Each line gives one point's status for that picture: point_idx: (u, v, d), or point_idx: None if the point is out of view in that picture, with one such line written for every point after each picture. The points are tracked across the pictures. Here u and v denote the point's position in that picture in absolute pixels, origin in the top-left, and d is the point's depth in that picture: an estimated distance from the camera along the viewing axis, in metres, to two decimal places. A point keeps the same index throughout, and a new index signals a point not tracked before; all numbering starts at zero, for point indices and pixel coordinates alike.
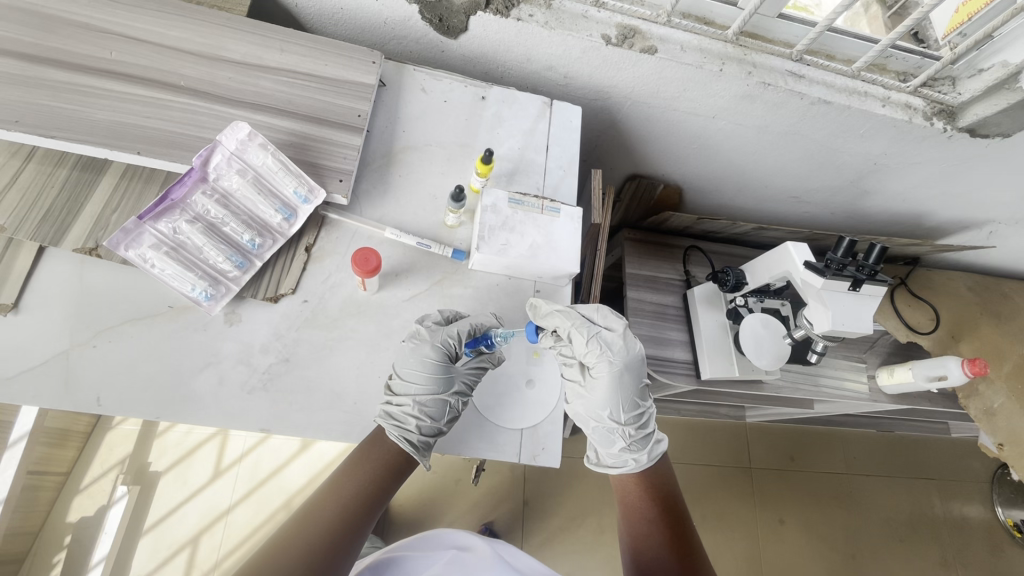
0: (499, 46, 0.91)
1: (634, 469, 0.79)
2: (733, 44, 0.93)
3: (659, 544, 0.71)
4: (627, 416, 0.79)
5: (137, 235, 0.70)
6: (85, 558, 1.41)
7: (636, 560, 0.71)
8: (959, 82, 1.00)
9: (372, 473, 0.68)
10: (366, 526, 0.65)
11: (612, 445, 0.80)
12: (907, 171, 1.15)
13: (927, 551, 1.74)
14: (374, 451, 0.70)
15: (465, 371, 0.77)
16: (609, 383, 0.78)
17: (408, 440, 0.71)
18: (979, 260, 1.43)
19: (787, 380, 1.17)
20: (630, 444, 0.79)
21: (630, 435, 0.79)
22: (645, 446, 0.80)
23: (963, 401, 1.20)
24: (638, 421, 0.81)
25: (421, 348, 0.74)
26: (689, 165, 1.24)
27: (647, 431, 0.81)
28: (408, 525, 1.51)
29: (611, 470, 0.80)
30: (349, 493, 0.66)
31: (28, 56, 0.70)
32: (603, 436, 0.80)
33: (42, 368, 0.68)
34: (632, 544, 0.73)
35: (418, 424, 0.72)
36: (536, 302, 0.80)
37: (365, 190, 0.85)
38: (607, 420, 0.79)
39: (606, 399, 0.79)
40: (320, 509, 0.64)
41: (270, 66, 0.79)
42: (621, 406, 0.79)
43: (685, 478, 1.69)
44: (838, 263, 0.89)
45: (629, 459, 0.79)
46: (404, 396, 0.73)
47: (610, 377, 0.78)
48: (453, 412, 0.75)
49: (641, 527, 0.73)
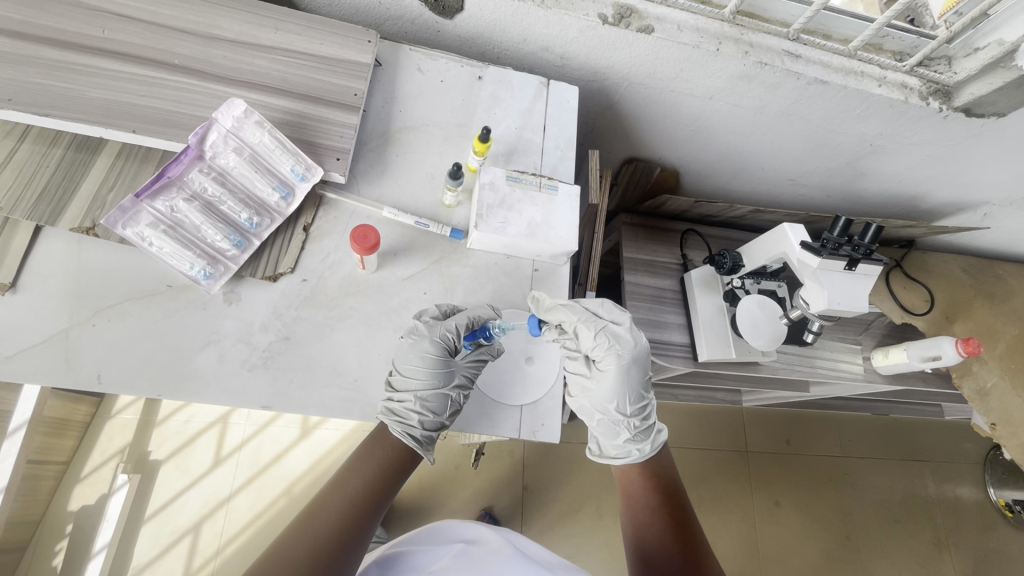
0: (494, 26, 0.91)
1: (637, 459, 0.79)
2: (729, 23, 0.93)
3: (661, 533, 0.71)
4: (633, 409, 0.80)
5: (135, 214, 0.70)
6: (86, 546, 1.42)
7: (641, 548, 0.71)
8: (955, 61, 1.00)
9: (376, 469, 0.69)
10: (374, 522, 0.66)
11: (616, 436, 0.80)
12: (903, 151, 1.16)
13: (920, 532, 1.77)
14: (378, 448, 0.72)
15: (465, 365, 0.78)
16: (615, 378, 0.78)
17: (411, 435, 0.73)
18: (973, 242, 1.44)
19: (784, 361, 1.18)
20: (635, 435, 0.80)
21: (635, 427, 0.80)
22: (647, 438, 0.80)
23: (957, 381, 1.21)
24: (642, 412, 0.81)
25: (420, 344, 0.74)
26: (686, 147, 1.24)
27: (649, 423, 0.81)
28: (409, 508, 1.53)
29: (614, 462, 0.80)
30: (354, 489, 0.66)
31: (18, 34, 0.69)
32: (608, 428, 0.81)
33: (41, 347, 0.68)
34: (635, 534, 0.73)
35: (421, 420, 0.73)
36: (545, 298, 0.78)
37: (363, 170, 0.85)
38: (613, 412, 0.80)
39: (613, 392, 0.79)
40: (327, 506, 0.64)
41: (264, 45, 0.78)
42: (627, 398, 0.79)
43: (685, 463, 1.71)
44: (834, 243, 0.90)
45: (632, 450, 0.80)
46: (405, 391, 0.74)
47: (617, 370, 0.78)
48: (455, 406, 0.75)
49: (643, 516, 0.74)
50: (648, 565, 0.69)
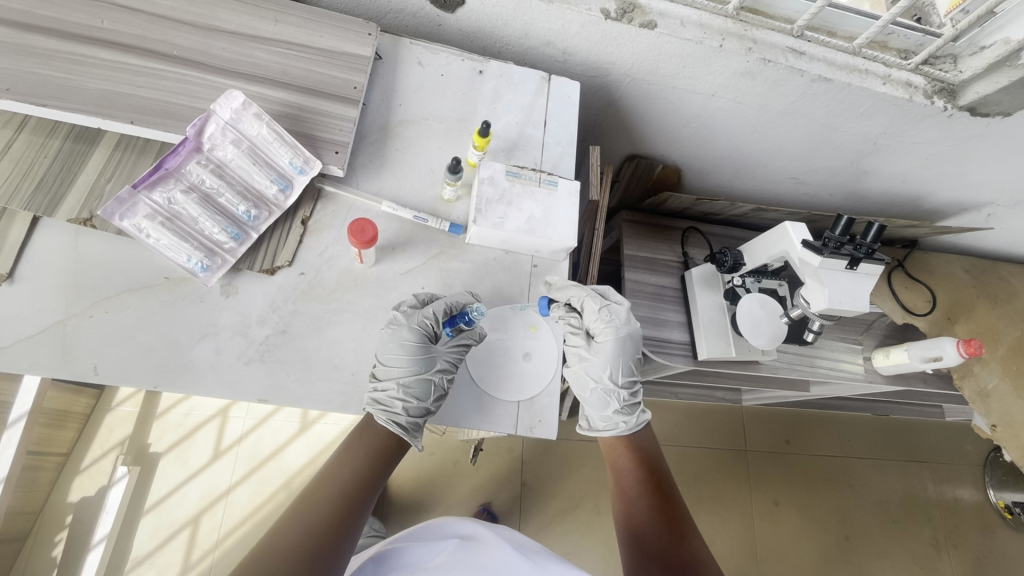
0: (496, 20, 0.90)
1: (623, 431, 0.84)
2: (733, 19, 0.92)
3: (647, 506, 0.74)
4: (623, 380, 0.86)
5: (132, 205, 0.70)
6: (86, 537, 1.42)
7: (630, 523, 0.74)
8: (961, 59, 0.98)
9: (364, 459, 0.70)
10: (364, 513, 0.66)
11: (606, 407, 0.85)
12: (906, 151, 1.15)
13: (919, 533, 1.77)
14: (364, 438, 0.72)
15: (446, 350, 0.77)
16: (611, 349, 0.85)
17: (396, 423, 0.74)
18: (976, 242, 1.43)
19: (783, 360, 1.17)
20: (623, 407, 0.85)
21: (624, 399, 0.86)
22: (633, 412, 0.86)
23: (958, 382, 1.20)
24: (631, 387, 0.87)
25: (399, 332, 0.74)
26: (689, 144, 1.23)
27: (637, 400, 0.87)
28: (408, 502, 1.53)
29: (602, 433, 0.85)
30: (343, 481, 0.67)
31: (17, 23, 0.69)
32: (599, 398, 0.86)
33: (39, 337, 0.68)
34: (622, 511, 0.76)
35: (405, 406, 0.73)
36: (559, 280, 0.83)
37: (362, 164, 0.84)
38: (605, 381, 0.85)
39: (607, 362, 0.85)
40: (316, 500, 0.64)
41: (264, 37, 0.78)
42: (620, 369, 0.86)
43: (684, 461, 1.70)
44: (836, 242, 0.89)
45: (619, 422, 0.84)
46: (388, 379, 0.74)
47: (613, 344, 0.85)
48: (439, 391, 0.75)
49: (630, 492, 0.77)
50: (635, 540, 0.72)
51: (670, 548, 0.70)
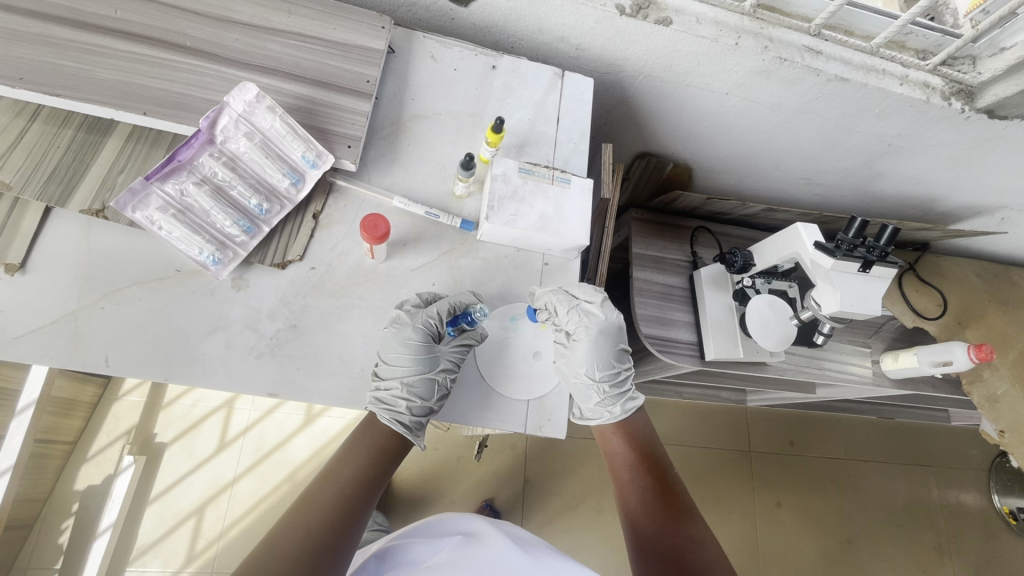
0: (510, 14, 0.89)
1: (609, 420, 0.83)
2: (750, 16, 0.91)
3: (642, 491, 0.75)
4: (602, 374, 0.83)
5: (144, 196, 0.70)
6: (92, 525, 1.43)
7: (626, 509, 0.75)
8: (980, 60, 0.97)
9: (368, 456, 0.71)
10: (367, 508, 0.67)
11: (589, 400, 0.83)
12: (922, 153, 1.13)
13: (921, 537, 1.76)
14: (368, 435, 0.73)
15: (449, 350, 0.77)
16: (587, 346, 0.81)
17: (400, 422, 0.74)
18: (988, 246, 1.41)
19: (792, 363, 1.14)
20: (605, 399, 0.83)
21: (605, 391, 0.83)
22: (618, 401, 0.84)
23: (966, 387, 1.19)
24: (613, 377, 0.84)
25: (403, 332, 0.74)
26: (700, 142, 1.22)
27: (622, 388, 0.85)
28: (410, 496, 1.53)
29: (592, 422, 0.84)
30: (347, 475, 0.67)
31: (29, 12, 0.69)
32: (581, 393, 0.82)
33: (49, 328, 0.68)
34: (619, 497, 0.77)
35: (409, 406, 0.73)
36: (536, 287, 0.82)
37: (374, 159, 0.84)
38: (585, 376, 0.81)
39: (586, 357, 0.81)
40: (318, 495, 0.65)
41: (277, 29, 0.77)
42: (597, 364, 0.82)
43: (686, 461, 1.70)
44: (849, 244, 0.87)
45: (604, 412, 0.83)
46: (391, 379, 0.73)
47: (589, 341, 0.82)
48: (442, 390, 0.75)
49: (623, 476, 0.77)
50: (632, 526, 0.73)
51: (666, 530, 0.71)
